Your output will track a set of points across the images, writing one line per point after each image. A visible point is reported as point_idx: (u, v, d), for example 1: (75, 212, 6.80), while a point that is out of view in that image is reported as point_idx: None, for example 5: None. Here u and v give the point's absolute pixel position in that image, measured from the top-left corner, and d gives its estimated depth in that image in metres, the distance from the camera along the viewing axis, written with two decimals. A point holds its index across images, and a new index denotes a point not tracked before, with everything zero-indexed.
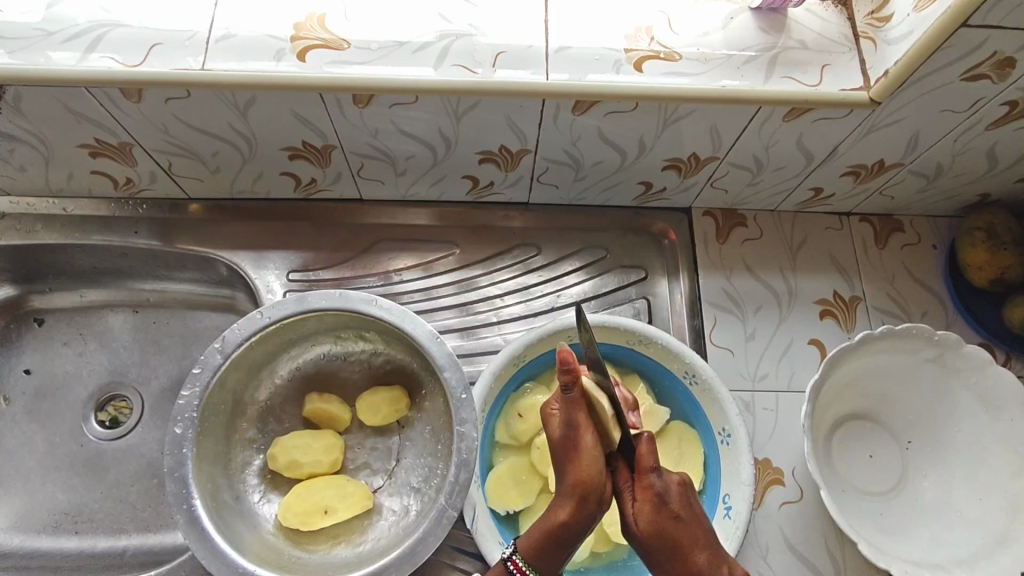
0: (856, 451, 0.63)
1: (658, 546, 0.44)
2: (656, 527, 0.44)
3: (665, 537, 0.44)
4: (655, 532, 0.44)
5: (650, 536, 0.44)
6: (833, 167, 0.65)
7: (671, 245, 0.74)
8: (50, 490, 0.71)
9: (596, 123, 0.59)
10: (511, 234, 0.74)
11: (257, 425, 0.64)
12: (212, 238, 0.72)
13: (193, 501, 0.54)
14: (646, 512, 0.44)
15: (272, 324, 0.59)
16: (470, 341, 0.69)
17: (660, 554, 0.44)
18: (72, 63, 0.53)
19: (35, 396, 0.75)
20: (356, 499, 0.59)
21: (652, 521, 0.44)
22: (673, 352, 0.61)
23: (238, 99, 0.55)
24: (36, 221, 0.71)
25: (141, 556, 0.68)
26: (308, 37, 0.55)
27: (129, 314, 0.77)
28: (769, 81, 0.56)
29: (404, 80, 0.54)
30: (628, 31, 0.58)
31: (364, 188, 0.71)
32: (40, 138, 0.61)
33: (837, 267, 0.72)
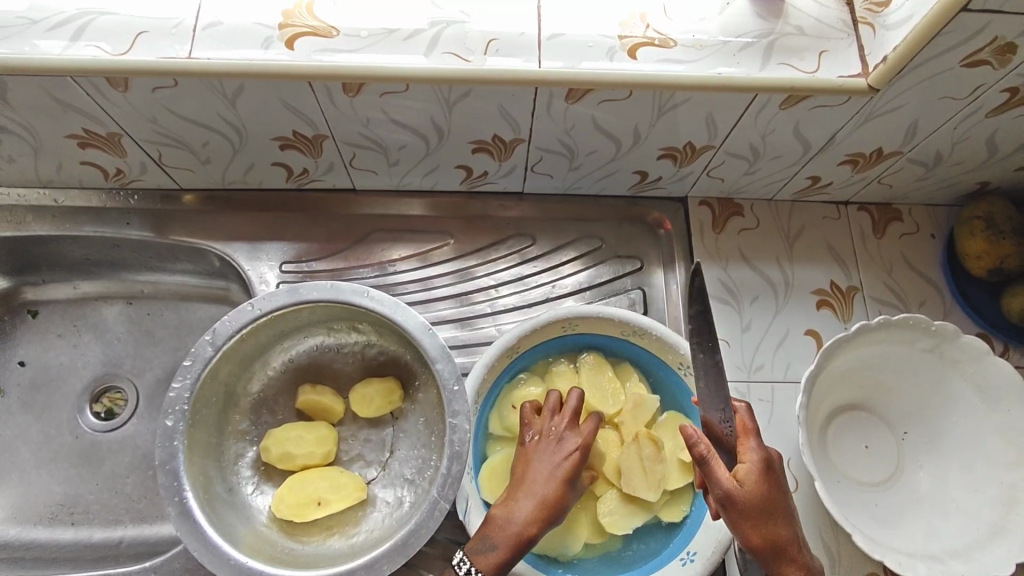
0: (852, 442, 0.63)
1: (756, 509, 0.47)
2: (762, 491, 0.47)
3: (766, 499, 0.47)
4: (761, 494, 0.47)
5: (756, 498, 0.47)
6: (831, 156, 0.64)
7: (667, 236, 0.73)
8: (46, 481, 0.71)
9: (589, 112, 0.58)
10: (506, 224, 0.73)
11: (250, 417, 0.64)
12: (204, 229, 0.72)
13: (185, 493, 0.54)
14: (754, 479, 0.48)
15: (263, 316, 0.59)
16: (464, 332, 0.69)
17: (755, 518, 0.47)
18: (58, 52, 0.52)
19: (30, 388, 0.75)
20: (350, 491, 0.59)
21: (756, 484, 0.47)
22: (667, 343, 0.60)
23: (226, 87, 0.54)
24: (26, 212, 0.71)
25: (137, 547, 0.69)
26: (296, 25, 0.54)
27: (123, 306, 0.77)
28: (765, 68, 0.55)
29: (394, 67, 0.53)
30: (623, 18, 0.57)
31: (357, 179, 0.70)
32: (29, 129, 0.60)
33: (835, 257, 0.71)
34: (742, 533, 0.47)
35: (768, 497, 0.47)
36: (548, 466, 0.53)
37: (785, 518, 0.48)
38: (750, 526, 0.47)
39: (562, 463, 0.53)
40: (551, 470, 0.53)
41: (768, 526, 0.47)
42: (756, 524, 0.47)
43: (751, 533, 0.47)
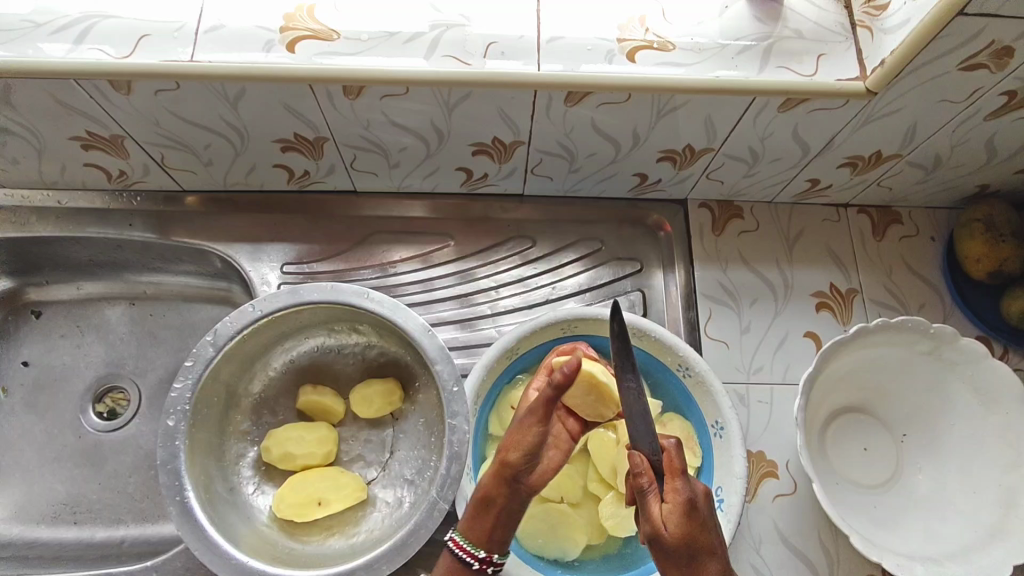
0: (851, 443, 0.63)
1: (682, 554, 0.41)
2: (686, 533, 0.41)
3: (688, 544, 0.41)
4: (683, 538, 0.41)
5: (681, 543, 0.41)
6: (829, 159, 0.64)
7: (667, 238, 0.73)
8: (49, 481, 0.72)
9: (589, 114, 0.58)
10: (506, 226, 0.74)
11: (251, 417, 0.64)
12: (206, 230, 0.72)
13: (186, 492, 0.54)
14: (679, 519, 0.41)
15: (264, 317, 0.59)
16: (464, 333, 0.69)
17: (681, 562, 0.41)
18: (61, 55, 0.53)
19: (33, 388, 0.75)
20: (350, 491, 0.59)
21: (682, 526, 0.41)
22: (666, 344, 0.60)
23: (228, 90, 0.55)
24: (31, 214, 0.71)
25: (139, 546, 0.69)
26: (298, 28, 0.55)
27: (126, 306, 0.78)
28: (763, 71, 0.55)
29: (395, 70, 0.53)
30: (622, 21, 0.57)
31: (358, 180, 0.71)
32: (33, 131, 0.61)
33: (835, 259, 0.72)
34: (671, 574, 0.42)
35: (691, 543, 0.41)
36: (517, 445, 0.50)
37: (723, 556, 0.42)
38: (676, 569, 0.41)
39: (524, 434, 0.50)
40: (514, 446, 0.50)
41: (692, 573, 0.41)
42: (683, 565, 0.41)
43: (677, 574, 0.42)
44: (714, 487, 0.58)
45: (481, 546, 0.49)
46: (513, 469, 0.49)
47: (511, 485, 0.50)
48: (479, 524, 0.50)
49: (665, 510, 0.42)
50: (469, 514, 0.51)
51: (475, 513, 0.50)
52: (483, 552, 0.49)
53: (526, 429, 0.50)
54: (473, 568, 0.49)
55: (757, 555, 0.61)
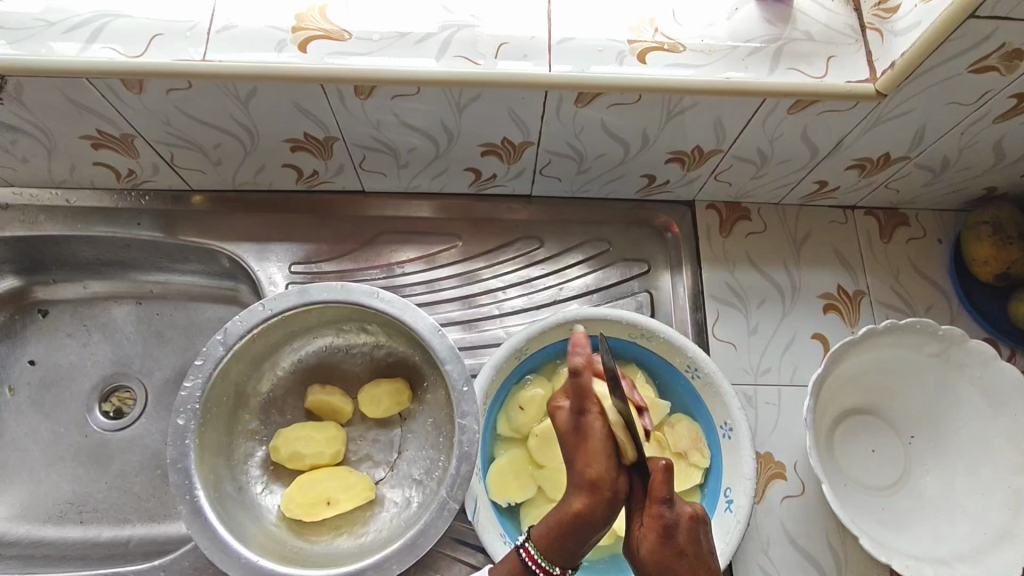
0: (859, 445, 0.63)
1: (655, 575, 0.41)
2: (659, 559, 0.41)
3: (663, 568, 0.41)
4: (656, 563, 0.41)
5: (652, 568, 0.41)
6: (838, 161, 0.64)
7: (675, 239, 0.73)
8: (55, 480, 0.72)
9: (599, 115, 0.58)
10: (514, 226, 0.74)
11: (259, 417, 0.64)
12: (214, 230, 0.72)
13: (196, 491, 0.54)
14: (653, 545, 0.41)
15: (274, 316, 0.59)
16: (471, 333, 0.69)
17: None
18: (73, 54, 0.53)
19: (40, 386, 0.75)
20: (358, 491, 0.59)
21: (657, 555, 0.41)
22: (674, 346, 0.60)
23: (239, 90, 0.55)
24: (39, 212, 0.71)
25: (146, 545, 0.69)
26: (309, 28, 0.55)
27: (133, 306, 0.78)
28: (774, 73, 0.55)
29: (406, 71, 0.53)
30: (632, 23, 0.57)
31: (366, 180, 0.71)
32: (43, 130, 0.61)
33: (842, 261, 0.72)
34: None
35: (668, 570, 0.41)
36: (597, 455, 0.42)
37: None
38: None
39: (601, 437, 0.42)
40: (596, 457, 0.42)
41: None
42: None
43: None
44: (722, 488, 0.58)
45: (554, 562, 0.45)
46: (606, 478, 0.42)
47: (611, 501, 0.42)
48: (562, 542, 0.44)
49: (640, 531, 0.41)
50: (546, 530, 0.44)
51: (557, 531, 0.44)
52: (558, 568, 0.45)
53: (598, 428, 0.42)
54: None
55: (765, 556, 0.60)
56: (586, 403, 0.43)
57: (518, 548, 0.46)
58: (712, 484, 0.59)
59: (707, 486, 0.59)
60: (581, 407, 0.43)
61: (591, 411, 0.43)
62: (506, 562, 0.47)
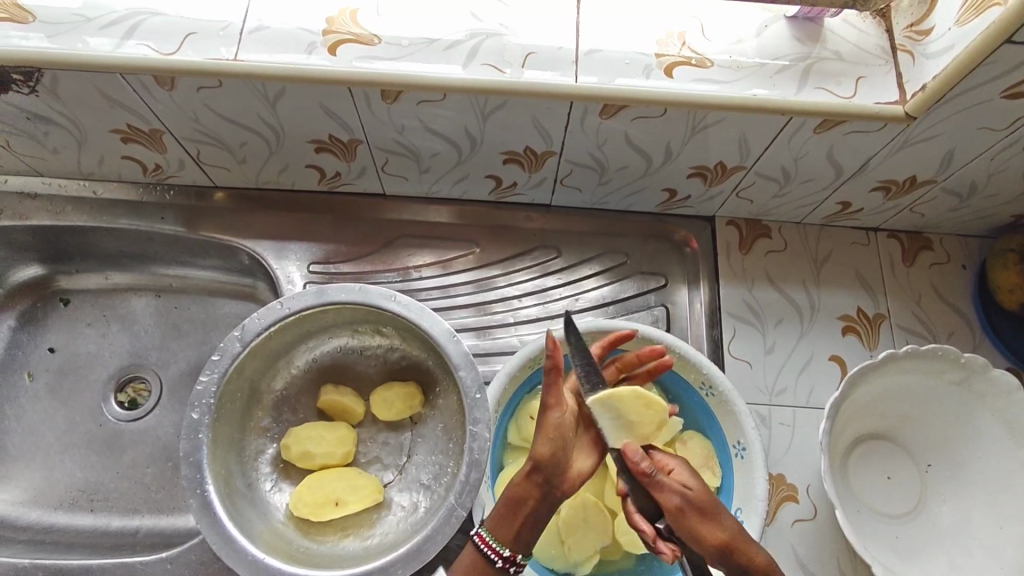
0: (874, 471, 0.62)
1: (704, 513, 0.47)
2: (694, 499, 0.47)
3: (702, 503, 0.47)
4: (694, 501, 0.47)
5: (696, 504, 0.47)
6: (863, 182, 0.64)
7: (693, 254, 0.73)
8: (68, 466, 0.73)
9: (623, 128, 0.58)
10: (532, 235, 0.74)
11: (271, 414, 0.64)
12: (236, 227, 0.73)
13: (207, 485, 0.54)
14: (693, 478, 0.49)
15: (291, 315, 0.59)
16: (485, 340, 0.69)
17: (698, 521, 0.47)
18: (108, 50, 0.54)
19: (57, 374, 0.76)
20: (367, 492, 0.59)
21: (701, 489, 0.48)
22: (690, 362, 0.60)
23: (268, 89, 0.56)
24: (66, 203, 0.73)
25: (153, 537, 0.69)
26: (340, 32, 0.55)
27: (152, 299, 0.79)
28: (801, 91, 0.54)
29: (433, 78, 0.54)
30: (660, 36, 0.57)
31: (387, 183, 0.71)
32: (75, 122, 0.62)
33: (862, 283, 0.71)
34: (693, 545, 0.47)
35: (713, 510, 0.47)
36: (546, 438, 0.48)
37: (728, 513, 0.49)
38: (705, 529, 0.47)
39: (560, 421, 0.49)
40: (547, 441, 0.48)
41: (715, 521, 0.47)
42: (700, 526, 0.47)
43: (701, 540, 0.47)
44: (732, 509, 0.57)
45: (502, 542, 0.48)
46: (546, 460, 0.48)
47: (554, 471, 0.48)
48: (512, 524, 0.48)
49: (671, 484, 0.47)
50: (497, 512, 0.49)
51: (505, 513, 0.49)
52: (509, 551, 0.48)
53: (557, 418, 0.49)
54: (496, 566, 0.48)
55: None
56: (552, 393, 0.49)
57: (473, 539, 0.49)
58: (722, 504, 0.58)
59: None
60: (547, 400, 0.49)
61: (552, 402, 0.49)
62: (464, 559, 0.49)
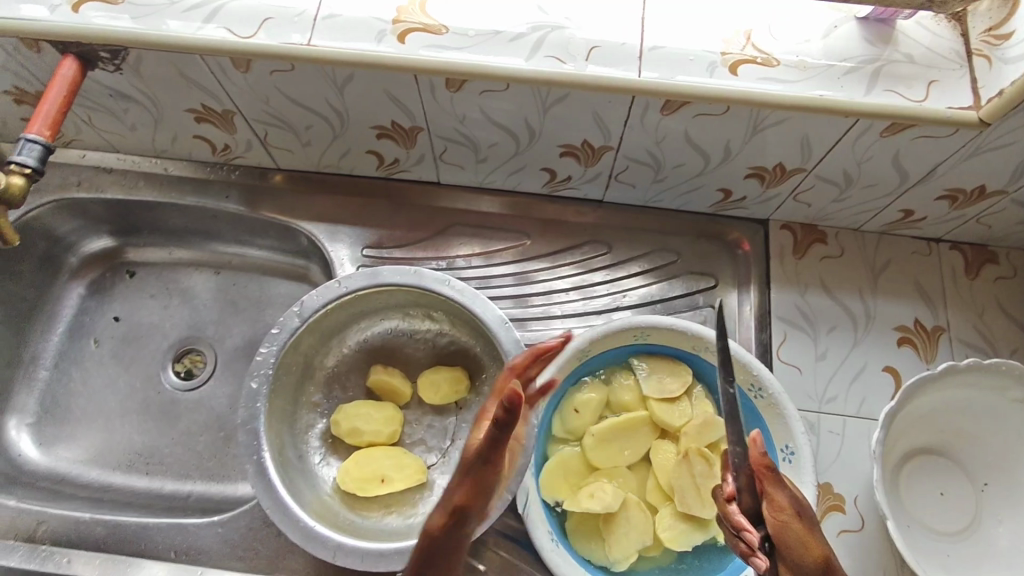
0: (925, 485, 0.61)
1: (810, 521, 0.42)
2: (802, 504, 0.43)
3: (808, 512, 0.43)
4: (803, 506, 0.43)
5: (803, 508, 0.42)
6: (928, 189, 0.62)
7: (745, 256, 0.73)
8: (127, 430, 0.76)
9: (683, 124, 0.58)
10: (582, 229, 0.74)
11: (322, 390, 0.66)
12: (295, 208, 0.76)
13: (263, 453, 0.56)
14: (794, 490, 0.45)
15: (348, 295, 0.61)
16: (532, 331, 0.70)
17: (800, 530, 0.41)
18: (190, 31, 0.56)
19: (121, 341, 0.80)
20: (412, 472, 0.61)
21: (804, 501, 0.44)
22: (740, 363, 0.59)
23: (337, 74, 0.57)
24: (139, 179, 0.76)
25: (203, 502, 0.72)
26: (409, 21, 0.57)
27: (212, 275, 0.82)
28: (871, 93, 0.53)
29: (498, 68, 0.54)
30: (726, 34, 0.56)
31: (443, 172, 0.72)
32: (153, 101, 0.65)
33: (922, 294, 0.69)
34: (794, 554, 0.40)
35: (816, 524, 0.42)
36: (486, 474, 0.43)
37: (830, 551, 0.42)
38: (809, 540, 0.41)
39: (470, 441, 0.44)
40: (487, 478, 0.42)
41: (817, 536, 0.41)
42: (804, 535, 0.41)
43: (803, 548, 0.41)
44: None
45: None
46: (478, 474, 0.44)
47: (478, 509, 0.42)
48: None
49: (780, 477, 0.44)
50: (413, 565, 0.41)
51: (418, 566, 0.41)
52: None
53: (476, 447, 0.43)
54: None
55: None
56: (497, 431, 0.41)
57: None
58: None
59: None
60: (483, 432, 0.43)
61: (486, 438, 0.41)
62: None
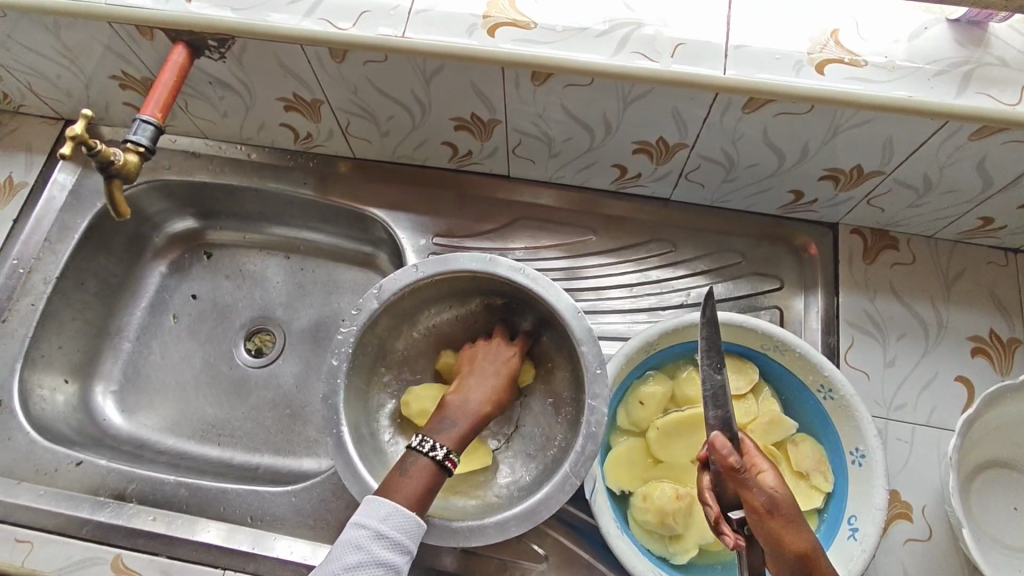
0: (998, 499, 0.60)
1: (789, 521, 0.43)
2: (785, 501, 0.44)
3: (789, 507, 0.43)
4: (786, 503, 0.44)
5: (787, 505, 0.43)
6: (1013, 197, 0.61)
7: (812, 259, 0.72)
8: (201, 402, 0.80)
9: (763, 123, 0.59)
10: (648, 227, 0.75)
11: (391, 372, 0.69)
12: (369, 197, 0.78)
13: (341, 427, 0.59)
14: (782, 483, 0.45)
15: (425, 279, 0.63)
16: (596, 324, 0.71)
17: (776, 528, 0.43)
18: (293, 23, 0.59)
19: (198, 318, 0.84)
20: (479, 452, 0.63)
21: (787, 493, 0.44)
22: (810, 362, 0.59)
23: (427, 66, 0.60)
24: (224, 164, 0.80)
25: (270, 474, 0.75)
26: (499, 16, 0.59)
27: (284, 258, 0.86)
28: (961, 96, 0.53)
29: (585, 63, 0.56)
30: (813, 34, 0.57)
31: (514, 165, 0.74)
32: (248, 89, 0.69)
33: (998, 305, 0.68)
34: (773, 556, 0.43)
35: (796, 515, 0.43)
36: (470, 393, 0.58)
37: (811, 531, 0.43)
38: (787, 536, 0.42)
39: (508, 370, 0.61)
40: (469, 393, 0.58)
41: (798, 532, 0.43)
42: (779, 531, 0.43)
43: (779, 545, 0.42)
44: (846, 515, 0.56)
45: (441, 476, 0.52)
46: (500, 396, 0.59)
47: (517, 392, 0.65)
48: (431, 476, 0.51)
49: (754, 482, 0.44)
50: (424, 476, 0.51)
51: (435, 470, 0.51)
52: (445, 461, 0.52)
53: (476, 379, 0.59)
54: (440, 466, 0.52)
55: None
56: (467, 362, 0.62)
57: (439, 461, 0.52)
58: (834, 510, 0.57)
59: (827, 511, 0.58)
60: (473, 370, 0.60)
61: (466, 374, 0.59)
62: (419, 475, 0.51)
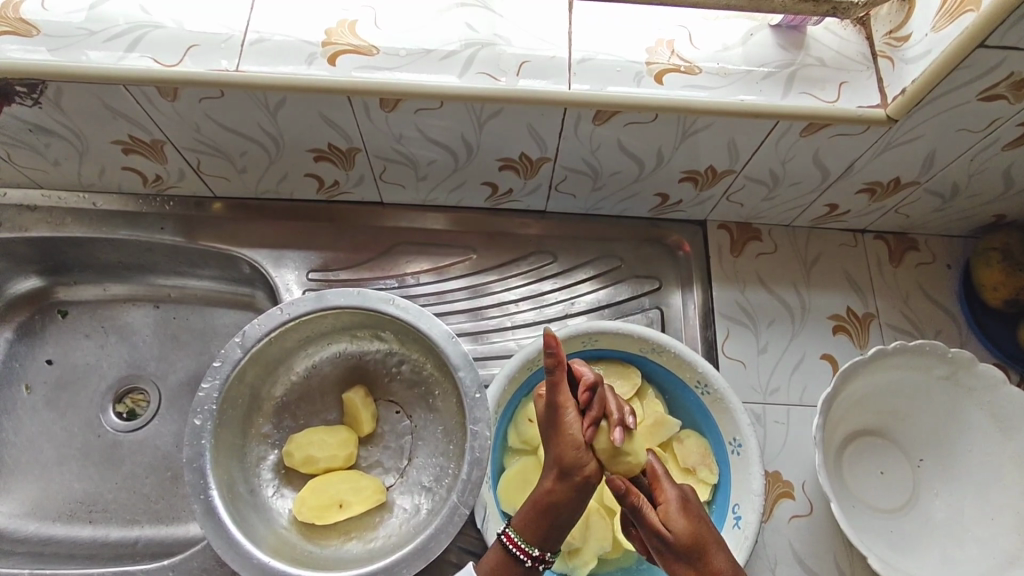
0: (867, 466, 0.64)
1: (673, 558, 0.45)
2: (691, 531, 0.45)
3: (697, 536, 0.45)
4: (691, 535, 0.45)
5: (686, 541, 0.45)
6: (848, 184, 0.66)
7: (686, 257, 0.75)
8: (66, 478, 0.73)
9: (616, 133, 0.60)
10: (527, 241, 0.75)
11: (272, 420, 0.65)
12: (234, 237, 0.74)
13: (210, 491, 0.55)
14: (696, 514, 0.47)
15: (290, 321, 0.60)
16: (482, 344, 0.70)
17: (677, 559, 0.45)
18: (111, 62, 0.55)
19: (56, 386, 0.76)
20: (368, 494, 0.60)
21: (698, 516, 0.47)
22: (685, 361, 0.61)
23: (268, 99, 0.57)
24: (65, 214, 0.73)
25: (153, 547, 0.69)
26: (339, 43, 0.57)
27: (151, 309, 0.79)
28: (787, 97, 0.56)
29: (431, 86, 0.55)
30: (650, 45, 0.59)
31: (385, 191, 0.72)
32: (77, 134, 0.63)
33: (852, 284, 0.73)
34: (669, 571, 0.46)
35: (703, 536, 0.46)
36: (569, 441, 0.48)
37: (719, 548, 0.46)
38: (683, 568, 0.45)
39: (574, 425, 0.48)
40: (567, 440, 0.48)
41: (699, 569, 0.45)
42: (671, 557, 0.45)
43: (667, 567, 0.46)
44: (730, 505, 0.58)
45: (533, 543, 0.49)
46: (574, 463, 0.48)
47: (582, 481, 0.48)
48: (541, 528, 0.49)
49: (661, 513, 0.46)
50: (525, 515, 0.49)
51: (536, 517, 0.49)
52: (538, 551, 0.49)
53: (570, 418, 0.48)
54: (525, 565, 0.49)
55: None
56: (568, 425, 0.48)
57: (500, 538, 0.50)
58: (721, 502, 0.59)
59: (715, 503, 0.60)
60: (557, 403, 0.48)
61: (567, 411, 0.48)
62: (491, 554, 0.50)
